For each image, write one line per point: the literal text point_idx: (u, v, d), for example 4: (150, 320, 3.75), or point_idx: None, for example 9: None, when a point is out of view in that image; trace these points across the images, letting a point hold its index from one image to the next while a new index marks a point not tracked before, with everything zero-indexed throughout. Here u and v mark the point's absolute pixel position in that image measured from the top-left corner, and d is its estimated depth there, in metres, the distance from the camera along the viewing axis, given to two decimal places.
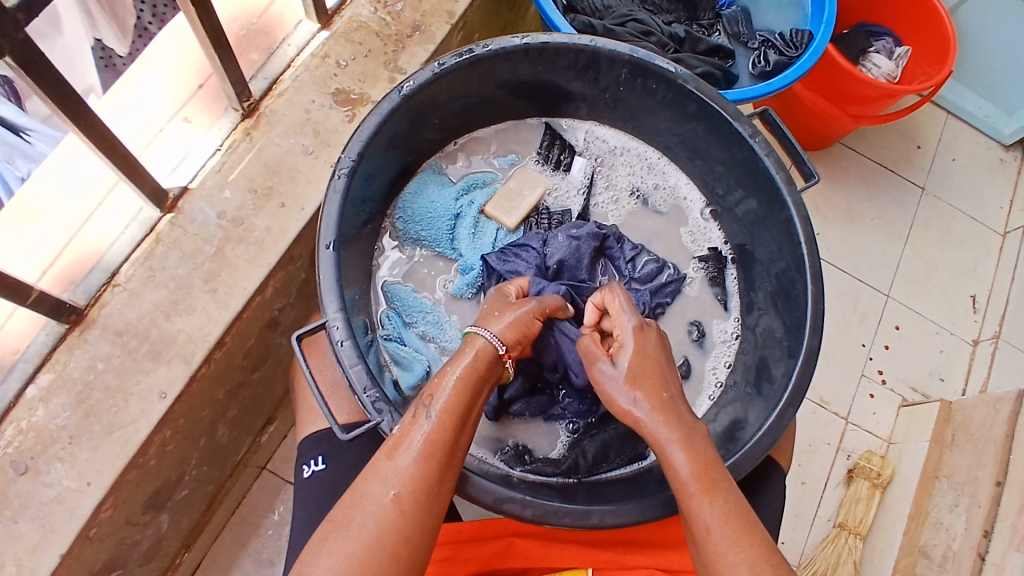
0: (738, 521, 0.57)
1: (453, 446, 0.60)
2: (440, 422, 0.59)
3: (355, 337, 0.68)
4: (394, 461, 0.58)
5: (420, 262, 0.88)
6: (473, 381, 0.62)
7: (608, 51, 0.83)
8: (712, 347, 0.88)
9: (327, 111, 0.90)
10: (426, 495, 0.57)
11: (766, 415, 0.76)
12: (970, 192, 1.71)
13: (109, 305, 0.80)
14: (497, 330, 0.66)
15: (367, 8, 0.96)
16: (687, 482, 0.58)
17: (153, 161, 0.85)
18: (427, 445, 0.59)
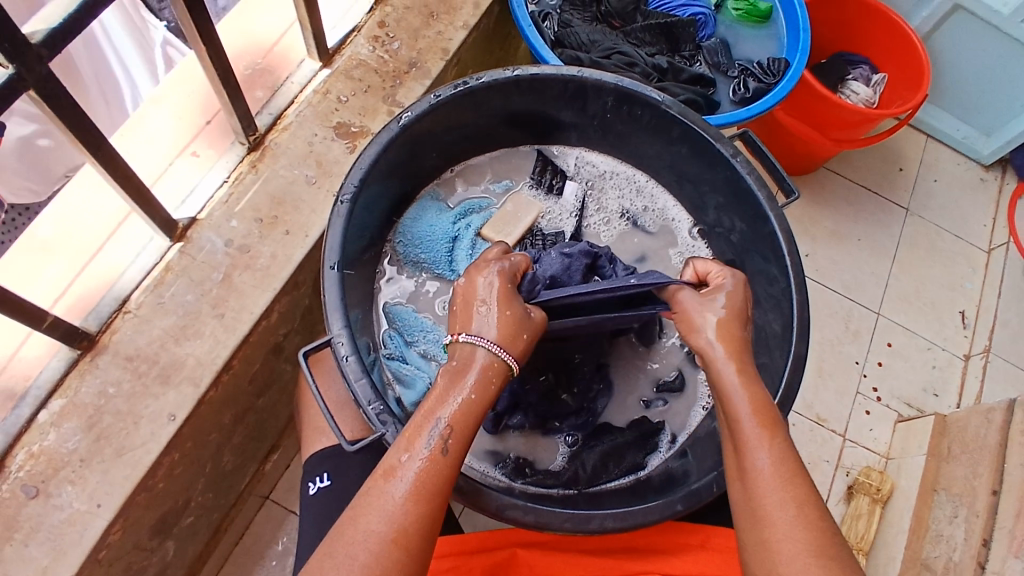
0: (788, 465, 0.58)
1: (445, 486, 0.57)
2: (441, 453, 0.57)
3: (360, 353, 0.71)
4: (384, 492, 0.56)
5: (422, 285, 0.91)
6: (480, 405, 0.60)
7: (595, 80, 0.87)
8: None
9: (329, 144, 0.95)
10: (409, 538, 0.54)
11: None
12: (953, 211, 1.76)
13: (120, 331, 0.82)
14: (492, 334, 0.62)
15: (365, 47, 1.02)
16: (745, 421, 0.60)
17: (164, 193, 0.88)
18: (422, 477, 0.56)
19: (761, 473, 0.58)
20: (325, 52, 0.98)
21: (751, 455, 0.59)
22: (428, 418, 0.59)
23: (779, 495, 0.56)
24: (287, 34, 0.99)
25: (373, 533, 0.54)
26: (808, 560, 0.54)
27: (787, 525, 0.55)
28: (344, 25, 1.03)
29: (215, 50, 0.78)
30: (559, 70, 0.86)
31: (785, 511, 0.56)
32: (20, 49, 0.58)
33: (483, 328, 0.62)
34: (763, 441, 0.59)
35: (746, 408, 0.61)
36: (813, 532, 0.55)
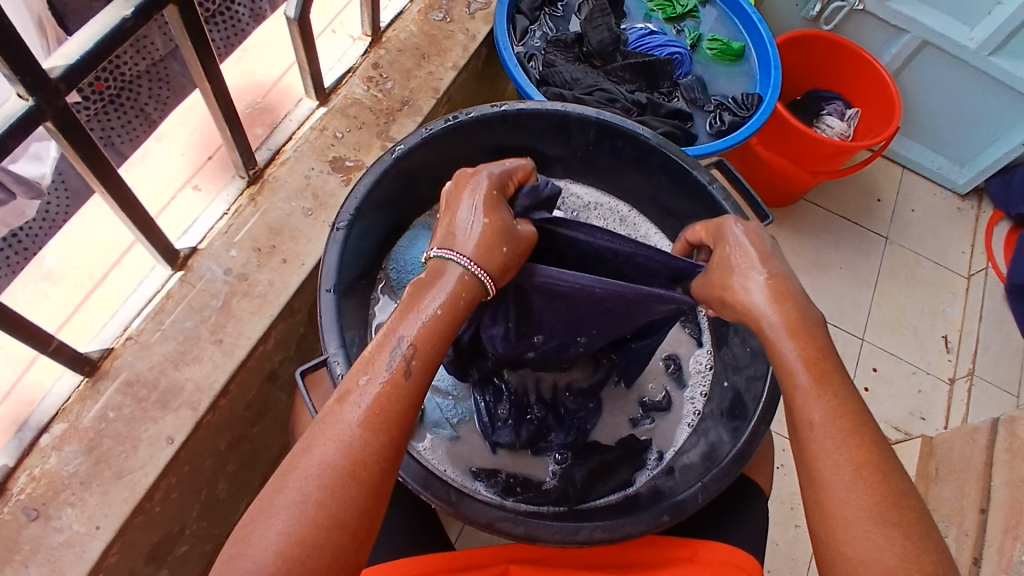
0: (845, 420, 0.59)
1: (408, 403, 0.58)
2: (400, 377, 0.58)
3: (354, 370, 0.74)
4: (339, 419, 0.56)
5: None
6: (438, 332, 0.61)
7: (577, 114, 0.92)
8: (689, 378, 0.93)
9: (325, 177, 1.00)
10: (365, 448, 0.55)
11: (739, 433, 0.80)
12: (931, 239, 1.82)
13: (121, 356, 0.85)
14: (469, 251, 0.64)
15: (360, 87, 1.08)
16: (798, 375, 0.61)
17: (167, 223, 0.92)
18: (378, 402, 0.57)
19: (823, 427, 0.58)
20: (322, 92, 1.04)
21: (809, 409, 0.59)
22: (389, 338, 0.60)
23: (843, 452, 0.57)
24: (287, 74, 1.04)
25: (329, 445, 0.55)
26: (867, 521, 0.54)
27: (851, 482, 0.56)
28: (340, 66, 1.08)
29: (219, 89, 0.83)
30: (543, 105, 0.91)
31: (849, 466, 0.56)
32: (40, 86, 0.62)
33: (461, 244, 0.65)
34: (821, 398, 0.60)
35: (802, 364, 0.61)
36: (877, 490, 0.56)
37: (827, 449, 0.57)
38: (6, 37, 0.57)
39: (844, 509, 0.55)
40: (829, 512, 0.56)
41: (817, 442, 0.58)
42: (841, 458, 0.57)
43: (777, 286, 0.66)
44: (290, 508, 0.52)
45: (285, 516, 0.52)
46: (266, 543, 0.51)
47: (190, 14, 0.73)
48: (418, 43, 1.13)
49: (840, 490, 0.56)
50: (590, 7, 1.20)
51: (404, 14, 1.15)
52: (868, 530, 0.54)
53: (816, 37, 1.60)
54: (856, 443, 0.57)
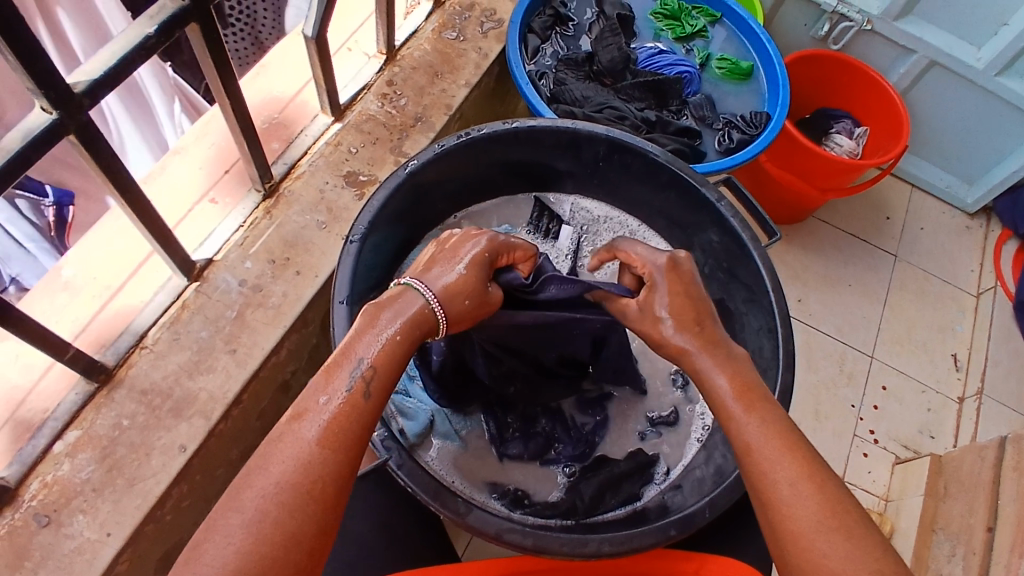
0: (781, 440, 0.58)
1: (365, 426, 0.55)
2: (359, 398, 0.55)
3: None
4: (297, 434, 0.52)
5: None
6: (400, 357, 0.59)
7: (587, 131, 0.93)
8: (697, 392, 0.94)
9: (339, 191, 1.01)
10: (318, 472, 0.51)
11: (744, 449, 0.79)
12: (940, 257, 1.82)
13: (136, 366, 0.87)
14: (437, 287, 0.63)
15: (375, 103, 1.10)
16: (728, 402, 0.61)
17: (184, 235, 0.94)
18: (334, 421, 0.53)
19: (760, 446, 0.58)
20: (338, 108, 1.05)
21: (744, 432, 0.59)
22: (349, 358, 0.57)
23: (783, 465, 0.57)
24: (304, 90, 1.07)
25: (282, 462, 0.51)
26: (817, 538, 0.53)
27: (799, 493, 0.55)
28: (356, 82, 1.11)
29: (237, 105, 0.85)
30: (554, 122, 0.92)
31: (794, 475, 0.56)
32: (64, 101, 0.64)
33: (432, 279, 0.64)
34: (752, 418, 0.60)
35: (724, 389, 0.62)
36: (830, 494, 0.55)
37: (769, 467, 0.57)
38: (34, 55, 0.59)
39: (804, 523, 0.54)
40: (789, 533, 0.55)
41: (758, 465, 0.58)
42: (785, 474, 0.56)
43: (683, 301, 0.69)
44: (240, 526, 0.48)
45: (231, 536, 0.47)
46: (218, 564, 0.47)
47: (210, 32, 0.76)
48: (432, 61, 1.15)
49: (795, 506, 0.55)
50: (601, 27, 1.22)
51: (418, 32, 1.17)
52: (826, 545, 0.53)
53: (824, 56, 1.61)
54: (793, 453, 0.57)
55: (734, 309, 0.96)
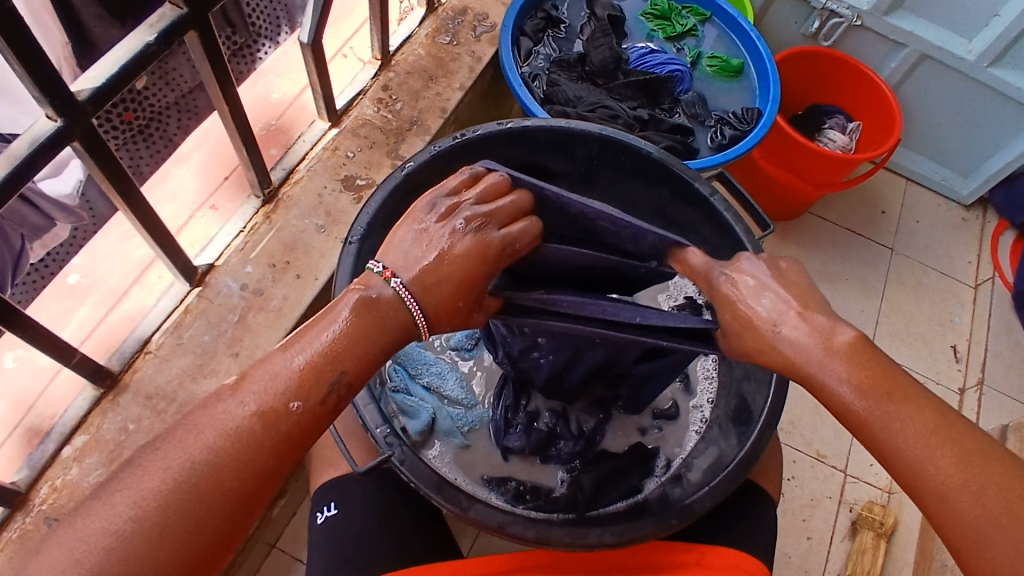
0: (931, 432, 0.51)
1: (304, 424, 0.50)
2: (312, 401, 0.50)
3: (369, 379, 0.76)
4: (228, 407, 0.49)
5: None
6: (355, 347, 0.52)
7: (580, 130, 0.95)
8: (696, 385, 0.94)
9: (337, 195, 1.03)
10: (242, 461, 0.48)
11: (741, 448, 0.78)
12: (936, 249, 1.83)
13: (141, 370, 0.88)
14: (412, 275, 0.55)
15: (371, 108, 1.11)
16: (856, 408, 0.52)
17: (184, 240, 0.96)
18: (268, 407, 0.49)
19: (906, 438, 0.51)
20: (334, 113, 1.07)
21: (883, 425, 0.52)
22: (306, 338, 0.52)
23: (939, 456, 0.51)
24: (301, 97, 1.10)
25: (215, 435, 0.48)
26: (998, 536, 0.48)
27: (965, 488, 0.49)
28: (352, 89, 1.12)
29: (237, 111, 0.86)
30: (547, 121, 0.94)
31: (956, 464, 0.50)
32: (68, 108, 0.66)
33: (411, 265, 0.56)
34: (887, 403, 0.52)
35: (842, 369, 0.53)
36: (1001, 479, 0.50)
37: (922, 461, 0.51)
38: (39, 65, 0.61)
39: (973, 520, 0.49)
40: (958, 530, 0.50)
41: (908, 459, 0.51)
42: (943, 466, 0.50)
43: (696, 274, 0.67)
44: (164, 489, 0.46)
45: (153, 494, 0.46)
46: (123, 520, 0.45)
47: (210, 40, 0.77)
48: (426, 66, 1.17)
49: (961, 501, 0.49)
50: (592, 29, 1.24)
51: (412, 38, 1.19)
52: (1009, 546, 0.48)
53: (815, 53, 1.63)
54: (944, 437, 0.51)
55: None
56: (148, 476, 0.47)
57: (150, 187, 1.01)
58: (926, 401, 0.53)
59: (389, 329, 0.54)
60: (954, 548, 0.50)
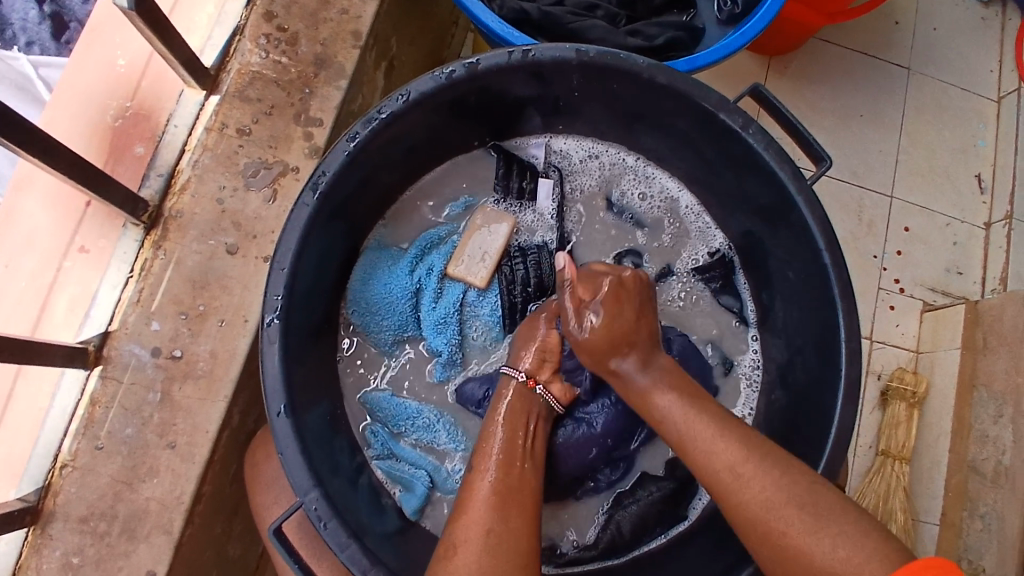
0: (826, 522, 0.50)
1: (523, 488, 0.57)
2: (504, 464, 0.59)
3: (339, 507, 0.60)
4: (479, 487, 0.57)
5: (382, 361, 0.76)
6: (522, 417, 0.64)
7: (549, 60, 0.66)
8: (734, 376, 0.80)
9: (243, 196, 0.76)
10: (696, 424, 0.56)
11: (811, 468, 0.67)
12: (957, 59, 1.49)
13: (63, 490, 0.69)
14: (524, 365, 0.67)
15: (255, 53, 0.79)
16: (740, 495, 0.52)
17: (60, 330, 0.73)
18: (497, 483, 0.57)
19: (713, 459, 0.54)
20: (205, 76, 0.76)
21: (688, 429, 0.56)
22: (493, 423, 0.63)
23: (786, 495, 0.51)
24: (153, 60, 0.80)
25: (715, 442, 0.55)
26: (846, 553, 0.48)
27: (785, 506, 0.51)
28: (223, 31, 0.80)
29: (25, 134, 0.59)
30: (502, 57, 0.65)
31: (773, 483, 0.52)
32: None
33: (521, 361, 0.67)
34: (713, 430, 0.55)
35: (670, 399, 0.58)
36: (826, 502, 0.51)
37: (732, 470, 0.53)
38: None
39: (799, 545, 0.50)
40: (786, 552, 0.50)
41: (751, 501, 0.52)
42: (759, 470, 0.52)
43: (611, 330, 0.61)
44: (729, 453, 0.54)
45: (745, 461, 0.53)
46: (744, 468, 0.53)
47: None
48: None
49: (791, 522, 0.50)
50: None
51: None
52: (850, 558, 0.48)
53: None
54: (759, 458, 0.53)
55: (768, 255, 0.77)
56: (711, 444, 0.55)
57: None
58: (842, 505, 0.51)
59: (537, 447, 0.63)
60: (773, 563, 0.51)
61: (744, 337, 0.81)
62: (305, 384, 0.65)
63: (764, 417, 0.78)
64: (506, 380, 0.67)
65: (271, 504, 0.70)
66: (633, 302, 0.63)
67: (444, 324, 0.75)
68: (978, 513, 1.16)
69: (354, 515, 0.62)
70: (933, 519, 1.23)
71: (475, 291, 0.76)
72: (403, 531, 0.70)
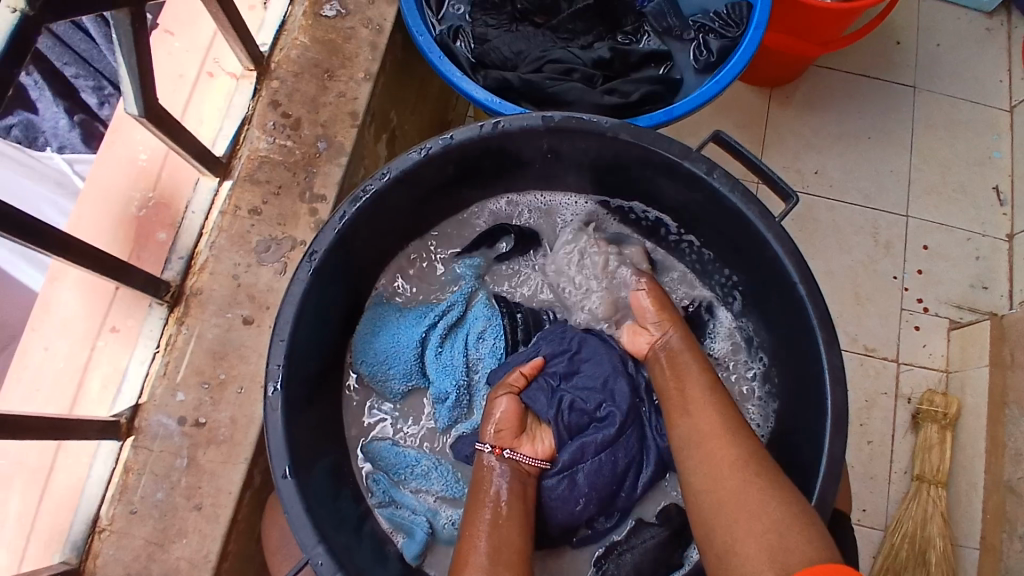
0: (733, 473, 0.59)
1: (517, 552, 0.61)
2: (498, 527, 0.63)
3: (343, 561, 0.64)
4: (471, 548, 0.61)
5: (389, 417, 0.81)
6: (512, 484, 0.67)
7: (518, 129, 0.72)
8: (731, 411, 0.82)
9: (256, 271, 0.82)
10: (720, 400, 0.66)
11: (803, 497, 0.68)
12: (962, 74, 1.42)
13: (102, 554, 0.75)
14: (489, 437, 0.70)
15: (263, 138, 0.87)
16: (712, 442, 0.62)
17: (93, 406, 0.80)
18: (493, 546, 0.61)
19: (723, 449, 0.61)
20: (218, 165, 0.84)
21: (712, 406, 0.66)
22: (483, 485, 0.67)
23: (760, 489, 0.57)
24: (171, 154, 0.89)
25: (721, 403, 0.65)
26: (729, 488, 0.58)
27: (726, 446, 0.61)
28: (232, 121, 0.88)
29: (54, 240, 0.65)
30: (474, 129, 0.71)
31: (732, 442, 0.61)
32: None
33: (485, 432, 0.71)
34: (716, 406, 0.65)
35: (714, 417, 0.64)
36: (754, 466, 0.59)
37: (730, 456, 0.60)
38: None
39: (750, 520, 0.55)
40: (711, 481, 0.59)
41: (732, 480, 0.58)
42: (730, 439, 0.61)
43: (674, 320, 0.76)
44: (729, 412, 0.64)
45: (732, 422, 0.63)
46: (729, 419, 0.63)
47: None
48: (316, 58, 0.90)
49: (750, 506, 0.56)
50: None
51: (287, 24, 0.91)
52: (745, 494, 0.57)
53: None
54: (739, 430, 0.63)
55: (757, 291, 0.79)
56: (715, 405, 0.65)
57: (32, 322, 0.86)
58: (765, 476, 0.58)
59: (523, 510, 0.66)
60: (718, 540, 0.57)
61: (737, 376, 0.83)
62: (308, 441, 0.70)
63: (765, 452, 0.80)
64: (479, 455, 0.70)
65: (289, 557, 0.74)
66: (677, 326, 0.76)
67: (451, 368, 0.79)
68: (1016, 534, 1.09)
69: (358, 568, 0.66)
70: (973, 542, 1.16)
71: (478, 338, 0.81)
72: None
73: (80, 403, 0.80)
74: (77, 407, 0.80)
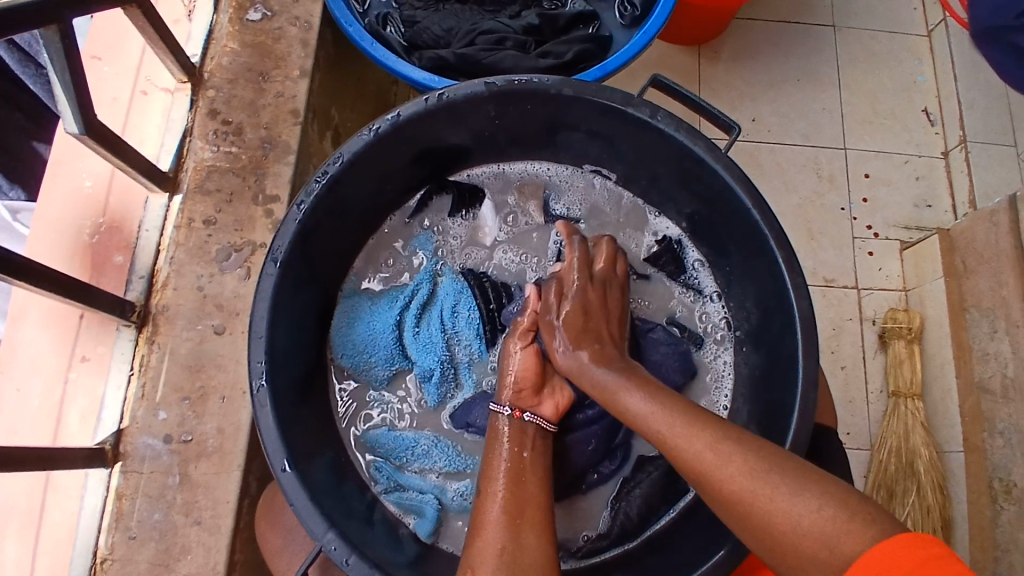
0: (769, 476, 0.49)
1: (538, 505, 0.60)
2: (515, 485, 0.61)
3: (356, 543, 0.64)
4: (487, 508, 0.60)
5: (381, 403, 0.81)
6: (521, 445, 0.65)
7: (462, 98, 0.72)
8: (704, 343, 0.85)
9: (220, 279, 0.82)
10: (678, 422, 0.55)
11: (785, 409, 0.71)
12: (879, 5, 1.45)
13: None
14: (505, 399, 0.69)
15: (207, 148, 0.86)
16: (694, 462, 0.53)
17: (78, 435, 0.79)
18: (508, 500, 0.60)
19: (693, 451, 0.53)
20: (165, 180, 0.83)
21: (655, 425, 0.57)
22: (494, 449, 0.65)
23: (757, 466, 0.50)
24: (116, 176, 0.88)
25: (672, 422, 0.56)
26: (773, 488, 0.49)
27: (727, 460, 0.51)
28: (173, 135, 0.87)
29: (18, 266, 0.64)
30: (418, 105, 0.72)
31: (738, 461, 0.51)
32: None
33: (501, 395, 0.69)
34: (679, 422, 0.55)
35: (637, 396, 0.60)
36: (791, 470, 0.49)
37: (703, 454, 0.52)
38: None
39: (778, 517, 0.48)
40: (741, 507, 0.50)
41: (728, 484, 0.50)
42: (724, 452, 0.52)
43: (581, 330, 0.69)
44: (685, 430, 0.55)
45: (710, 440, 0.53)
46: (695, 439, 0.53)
47: None
48: (249, 62, 0.90)
49: (769, 511, 0.48)
50: None
51: (214, 32, 0.91)
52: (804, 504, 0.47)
53: None
54: (721, 436, 0.53)
55: (715, 224, 0.81)
56: (669, 422, 0.56)
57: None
58: (797, 472, 0.49)
59: (540, 465, 0.64)
60: (773, 552, 0.48)
61: (704, 308, 0.87)
62: (304, 436, 0.70)
63: (745, 379, 0.82)
64: (496, 420, 0.68)
65: (297, 555, 0.73)
66: (585, 335, 0.68)
67: (431, 345, 0.79)
68: (997, 431, 1.10)
69: (373, 550, 0.66)
70: (957, 446, 1.17)
71: (454, 311, 0.81)
72: (422, 555, 0.74)
73: (62, 434, 0.80)
74: (61, 439, 0.80)
